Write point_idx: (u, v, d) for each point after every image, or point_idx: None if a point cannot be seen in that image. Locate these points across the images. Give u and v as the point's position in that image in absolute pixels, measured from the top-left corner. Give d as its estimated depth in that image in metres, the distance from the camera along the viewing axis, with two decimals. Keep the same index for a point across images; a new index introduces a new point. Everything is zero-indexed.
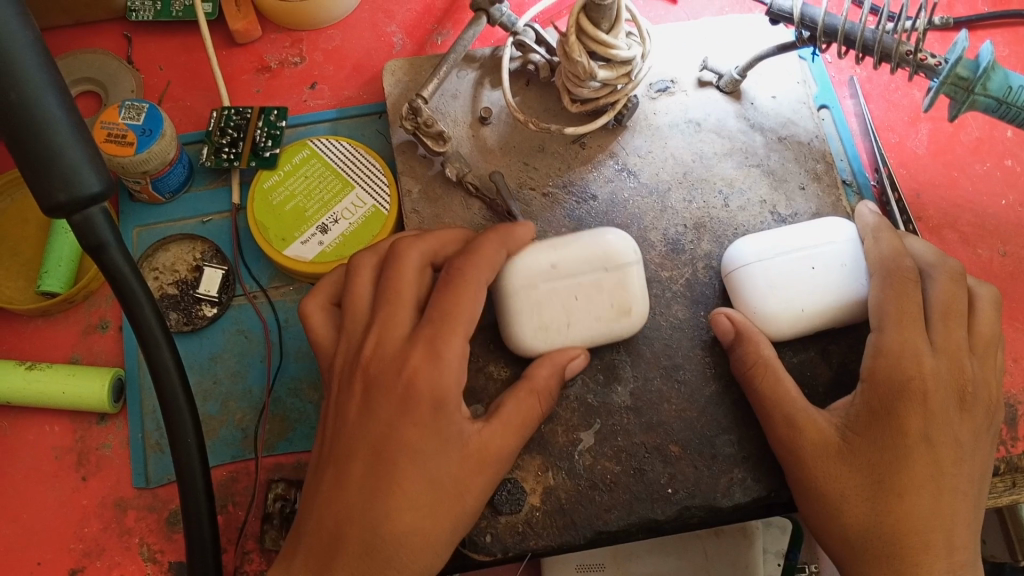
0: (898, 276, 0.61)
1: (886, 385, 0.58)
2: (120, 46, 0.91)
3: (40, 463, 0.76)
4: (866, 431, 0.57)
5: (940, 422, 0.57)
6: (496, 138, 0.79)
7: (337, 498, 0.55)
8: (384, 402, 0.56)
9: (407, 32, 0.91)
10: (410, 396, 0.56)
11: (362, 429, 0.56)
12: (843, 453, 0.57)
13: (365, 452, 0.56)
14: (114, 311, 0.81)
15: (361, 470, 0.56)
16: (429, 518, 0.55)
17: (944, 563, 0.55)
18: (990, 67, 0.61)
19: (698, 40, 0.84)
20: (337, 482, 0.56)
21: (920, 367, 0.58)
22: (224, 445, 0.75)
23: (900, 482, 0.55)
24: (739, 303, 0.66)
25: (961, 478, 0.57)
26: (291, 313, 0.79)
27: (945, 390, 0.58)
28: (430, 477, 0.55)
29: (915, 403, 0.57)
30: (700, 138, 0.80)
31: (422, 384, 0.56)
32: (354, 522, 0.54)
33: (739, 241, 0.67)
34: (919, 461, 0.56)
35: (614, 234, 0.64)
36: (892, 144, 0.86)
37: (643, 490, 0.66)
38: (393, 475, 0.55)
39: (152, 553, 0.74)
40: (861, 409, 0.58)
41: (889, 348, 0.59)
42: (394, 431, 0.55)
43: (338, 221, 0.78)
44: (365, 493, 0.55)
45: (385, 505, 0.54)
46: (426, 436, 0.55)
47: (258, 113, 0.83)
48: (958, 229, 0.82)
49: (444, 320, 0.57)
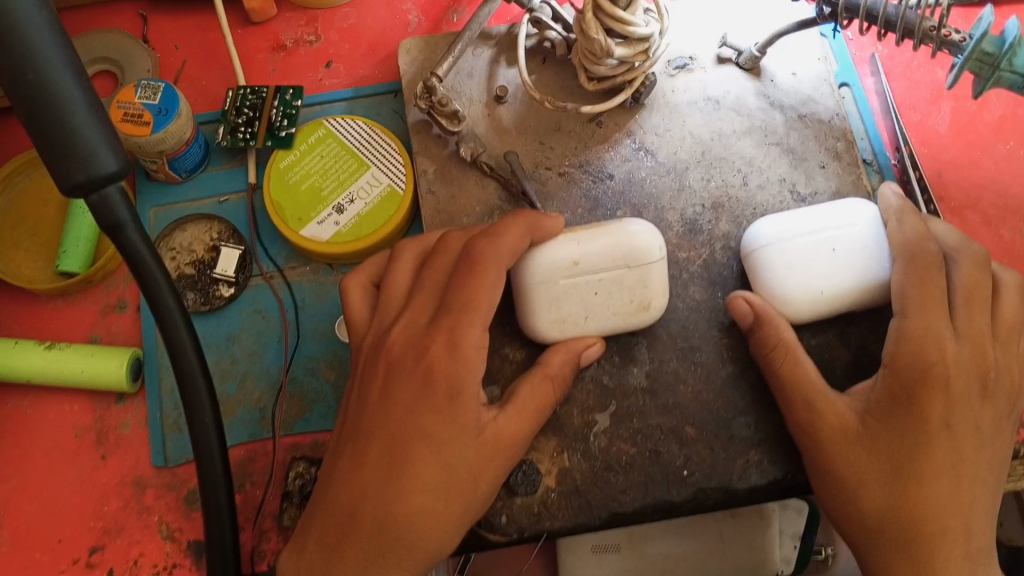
0: (922, 258, 0.60)
1: (908, 371, 0.57)
2: (136, 25, 0.91)
3: (61, 442, 0.77)
4: (887, 418, 0.57)
5: (961, 409, 0.56)
6: (512, 117, 0.79)
7: (351, 482, 0.55)
8: (403, 389, 0.57)
9: (422, 11, 0.90)
10: (428, 383, 0.56)
11: (380, 415, 0.56)
12: (863, 438, 0.56)
13: (381, 437, 0.56)
14: (131, 291, 0.81)
15: (377, 456, 0.55)
16: (444, 503, 0.55)
17: (962, 550, 0.54)
18: (1018, 43, 0.60)
19: (717, 17, 0.83)
20: (353, 467, 0.56)
21: (943, 354, 0.57)
22: (242, 424, 0.76)
23: (919, 469, 0.55)
24: (758, 284, 0.65)
25: (981, 466, 0.56)
26: (307, 293, 0.79)
27: (967, 377, 0.57)
28: (446, 463, 0.55)
29: (937, 391, 0.56)
30: (719, 116, 0.79)
31: (439, 372, 0.56)
32: (371, 506, 0.54)
33: (758, 223, 0.67)
34: (939, 448, 0.55)
35: (641, 227, 0.62)
36: (914, 122, 0.85)
37: (659, 473, 0.66)
38: (409, 461, 0.55)
39: (171, 531, 0.74)
40: (882, 395, 0.58)
41: (912, 333, 0.58)
42: (410, 417, 0.56)
43: (354, 201, 0.78)
44: (380, 478, 0.55)
45: (400, 491, 0.54)
46: (442, 424, 0.55)
47: (274, 92, 0.82)
48: (982, 209, 0.81)
49: (465, 306, 0.57)
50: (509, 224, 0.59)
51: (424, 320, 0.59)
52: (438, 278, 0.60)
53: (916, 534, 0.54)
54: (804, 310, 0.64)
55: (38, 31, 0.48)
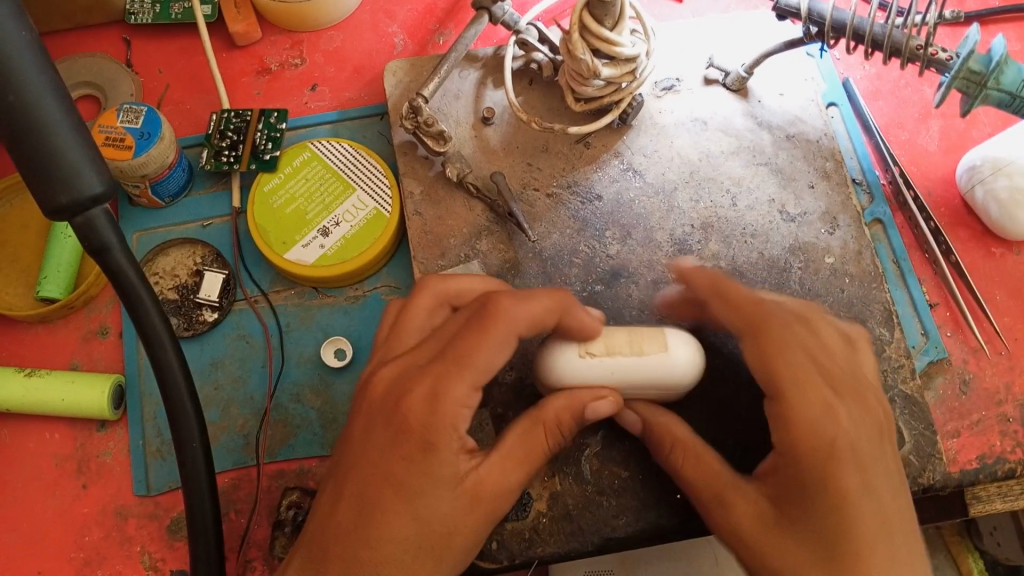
0: (758, 319, 0.57)
1: (808, 451, 0.50)
2: (119, 49, 0.90)
3: (40, 471, 0.75)
4: (796, 499, 0.50)
5: (865, 435, 0.52)
6: (499, 138, 0.78)
7: (325, 527, 0.51)
8: (380, 433, 0.51)
9: (408, 33, 0.90)
10: (402, 429, 0.50)
11: (352, 461, 0.51)
12: (770, 526, 0.50)
13: (356, 479, 0.51)
14: (114, 317, 0.80)
15: (349, 502, 0.50)
16: (415, 555, 0.50)
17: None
18: (1002, 62, 0.62)
19: (704, 38, 0.83)
20: (329, 508, 0.51)
21: (838, 425, 0.51)
22: (226, 451, 0.74)
23: (851, 542, 0.48)
24: (980, 214, 0.80)
25: (920, 549, 0.51)
26: (293, 317, 0.78)
27: (870, 431, 0.52)
28: (420, 515, 0.50)
29: (846, 461, 0.50)
30: (706, 137, 0.79)
31: (415, 419, 0.50)
32: (339, 552, 0.50)
33: (966, 162, 0.80)
34: (746, 514, 0.52)
35: (687, 358, 0.57)
36: (903, 141, 0.84)
37: (651, 496, 0.66)
38: (381, 510, 0.49)
39: (153, 561, 0.72)
40: (778, 486, 0.52)
41: (781, 390, 0.53)
42: (381, 466, 0.50)
43: (340, 223, 0.77)
44: (350, 526, 0.50)
45: (367, 538, 0.49)
46: (411, 477, 0.50)
47: (258, 115, 0.81)
48: (973, 226, 0.81)
49: (457, 361, 0.51)
50: (541, 295, 0.55)
51: (418, 361, 0.53)
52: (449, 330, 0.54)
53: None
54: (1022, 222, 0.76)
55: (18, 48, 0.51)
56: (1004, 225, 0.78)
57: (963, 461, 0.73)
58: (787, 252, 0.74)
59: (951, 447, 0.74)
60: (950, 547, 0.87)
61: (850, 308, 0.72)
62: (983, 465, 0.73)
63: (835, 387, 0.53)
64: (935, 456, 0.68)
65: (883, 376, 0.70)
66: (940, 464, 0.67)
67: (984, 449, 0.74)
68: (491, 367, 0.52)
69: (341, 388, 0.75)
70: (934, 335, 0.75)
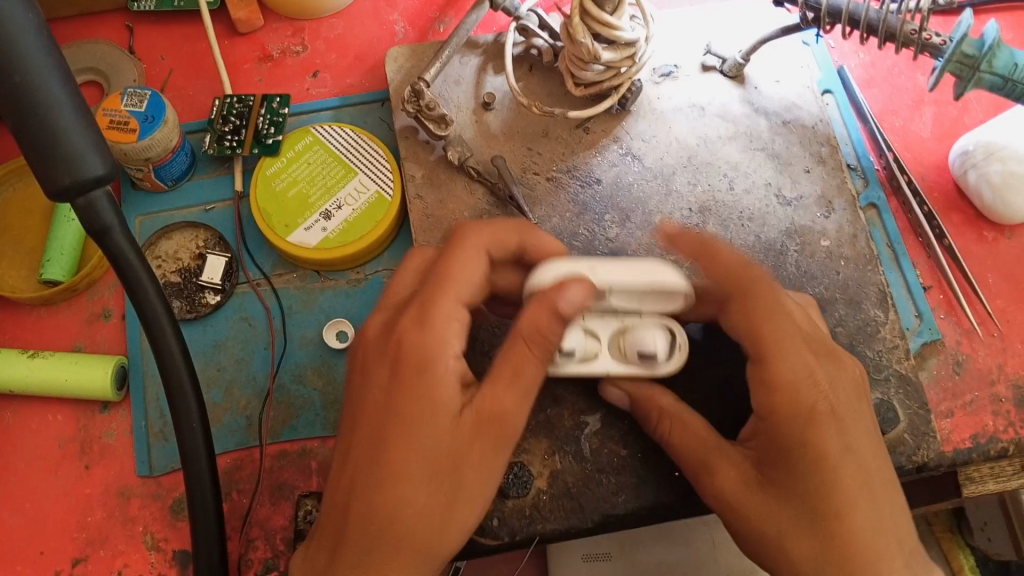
0: (742, 280, 0.58)
1: (788, 413, 0.53)
2: (122, 36, 0.90)
3: (43, 452, 0.76)
4: (779, 461, 0.53)
5: (841, 393, 0.55)
6: (500, 123, 0.79)
7: (341, 476, 0.51)
8: (379, 369, 0.52)
9: (409, 21, 0.91)
10: (397, 358, 0.52)
11: (358, 406, 0.52)
12: (755, 486, 0.54)
13: (363, 421, 0.51)
14: (117, 300, 0.80)
15: (359, 446, 0.51)
16: (428, 485, 0.50)
17: (902, 560, 0.52)
18: (995, 46, 0.64)
19: (702, 27, 0.84)
20: (343, 457, 0.52)
21: (818, 389, 0.54)
22: (228, 432, 0.75)
23: (835, 501, 0.52)
24: (969, 198, 0.82)
25: (899, 495, 0.55)
26: (294, 300, 0.78)
27: (846, 389, 0.56)
28: (425, 445, 0.50)
29: (825, 421, 0.53)
30: (704, 123, 0.80)
31: (407, 346, 0.52)
32: (355, 495, 0.50)
33: (958, 147, 0.82)
34: (732, 480, 0.55)
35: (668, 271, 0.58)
36: (897, 128, 0.85)
37: (649, 474, 0.67)
38: (386, 446, 0.50)
39: (155, 541, 0.73)
40: (761, 448, 0.55)
41: (766, 351, 0.55)
42: (385, 403, 0.51)
43: (341, 207, 0.78)
44: (360, 466, 0.50)
45: (377, 474, 0.49)
46: (413, 408, 0.50)
47: (261, 100, 0.83)
48: (965, 211, 0.82)
49: (440, 282, 0.54)
50: (505, 221, 0.60)
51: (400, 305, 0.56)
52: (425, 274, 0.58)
53: (763, 552, 0.53)
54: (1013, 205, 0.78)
55: (26, 36, 0.54)
56: (994, 210, 0.80)
57: (956, 440, 0.74)
58: (783, 235, 0.75)
59: (944, 427, 0.75)
60: (942, 543, 0.95)
61: (845, 289, 0.73)
62: (977, 444, 0.74)
63: (813, 349, 0.56)
64: (929, 434, 0.68)
65: (878, 357, 0.71)
66: (934, 442, 0.68)
67: (977, 428, 0.75)
68: (472, 281, 0.55)
69: (343, 369, 0.76)
70: (928, 318, 0.77)
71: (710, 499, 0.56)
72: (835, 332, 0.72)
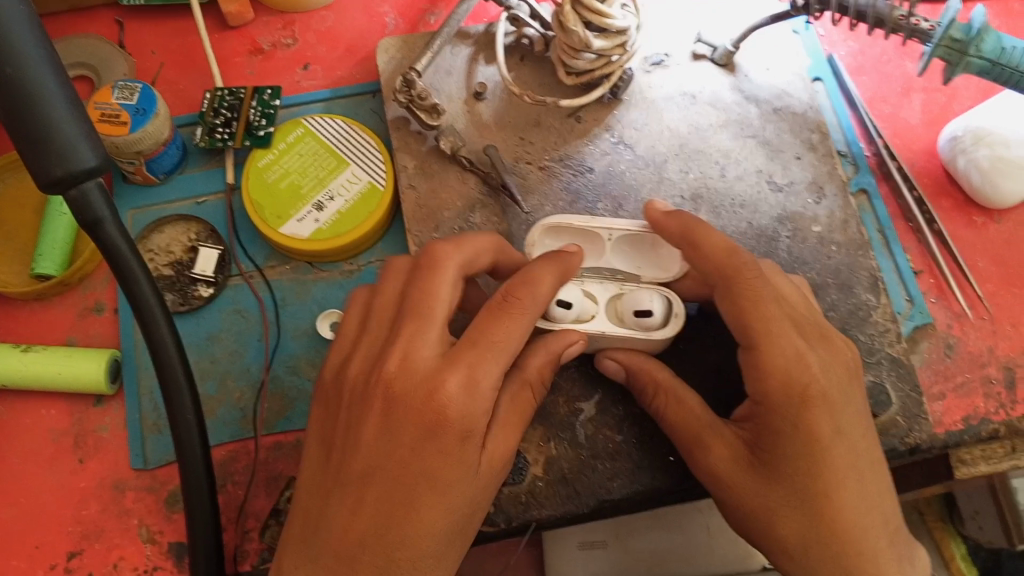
0: (728, 267, 0.56)
1: (782, 399, 0.53)
2: (113, 30, 0.90)
3: (37, 446, 0.75)
4: (770, 443, 0.54)
5: (834, 378, 0.55)
6: (492, 113, 0.79)
7: (351, 530, 0.49)
8: (408, 430, 0.49)
9: (399, 13, 0.91)
10: (436, 426, 0.49)
11: (379, 461, 0.49)
12: (746, 467, 0.55)
13: (382, 477, 0.49)
14: (110, 294, 0.80)
15: (376, 502, 0.49)
16: (444, 542, 0.51)
17: (886, 539, 0.54)
18: (983, 30, 0.65)
19: (692, 16, 0.85)
20: (350, 512, 0.50)
21: (809, 370, 0.54)
22: (223, 424, 0.74)
23: (824, 480, 0.53)
24: (959, 182, 0.82)
25: (885, 475, 0.56)
26: (288, 292, 0.78)
27: (837, 373, 0.55)
28: (451, 506, 0.50)
29: (818, 405, 0.53)
30: (696, 111, 0.80)
31: (450, 413, 0.49)
32: (370, 553, 0.49)
33: (947, 133, 0.82)
34: (724, 456, 0.56)
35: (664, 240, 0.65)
36: (887, 115, 0.86)
37: (645, 459, 0.67)
38: (413, 507, 0.49)
39: (150, 534, 0.72)
40: (754, 431, 0.55)
41: (756, 340, 0.55)
42: (415, 464, 0.49)
43: (334, 198, 0.78)
44: (380, 523, 0.49)
45: (402, 536, 0.49)
46: (447, 474, 0.49)
47: (252, 92, 0.82)
48: (954, 196, 0.83)
49: (485, 344, 0.50)
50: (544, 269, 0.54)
51: (422, 351, 0.51)
52: (443, 311, 0.52)
53: (753, 526, 0.55)
54: (1003, 187, 0.79)
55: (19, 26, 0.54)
56: (983, 194, 0.80)
57: (948, 422, 0.75)
58: (775, 222, 0.75)
59: (936, 409, 0.75)
60: (934, 532, 0.97)
61: (837, 275, 0.74)
62: (968, 426, 0.75)
63: (802, 332, 0.56)
64: (921, 416, 0.69)
65: (870, 341, 0.71)
66: (926, 424, 0.69)
67: (969, 410, 0.75)
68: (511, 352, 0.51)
69: None
70: (919, 302, 0.78)
71: (703, 473, 0.57)
72: (828, 316, 0.72)
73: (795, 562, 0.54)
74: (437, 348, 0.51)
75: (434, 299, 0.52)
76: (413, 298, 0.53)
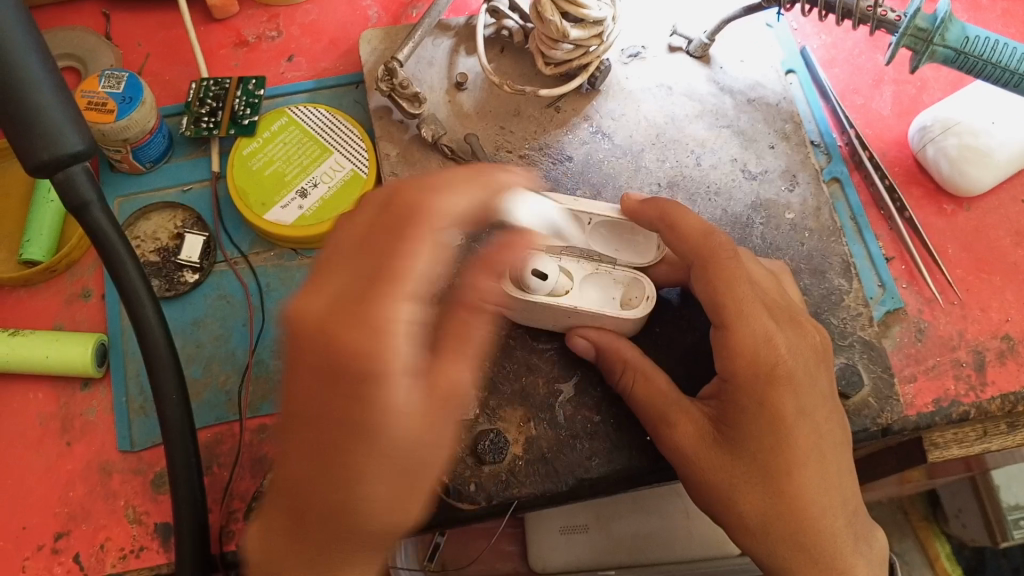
0: (703, 252, 0.58)
1: (749, 375, 0.55)
2: (99, 23, 0.91)
3: (24, 430, 0.76)
4: (736, 421, 0.55)
5: (801, 359, 0.57)
6: (472, 103, 0.81)
7: (284, 480, 0.42)
8: (309, 375, 0.41)
9: (382, 6, 0.93)
10: (337, 364, 0.40)
11: (294, 406, 0.42)
12: (713, 444, 0.56)
13: (298, 424, 0.42)
14: (96, 280, 0.81)
15: (298, 452, 0.42)
16: (403, 489, 0.42)
17: (844, 520, 0.56)
18: (947, 20, 0.67)
19: (668, 8, 0.87)
20: (285, 461, 0.42)
21: (777, 350, 0.56)
22: (209, 407, 0.76)
23: (787, 459, 0.54)
24: (929, 171, 0.84)
25: (847, 456, 0.57)
26: (272, 278, 0.80)
27: (805, 355, 0.57)
28: (393, 452, 0.41)
29: (784, 384, 0.55)
30: (671, 101, 0.82)
31: (346, 350, 0.40)
32: (308, 502, 0.42)
33: (915, 124, 0.85)
34: (688, 433, 0.56)
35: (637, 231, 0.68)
36: (858, 106, 0.88)
37: (622, 439, 0.68)
38: (338, 456, 0.41)
39: (137, 515, 0.73)
40: (720, 408, 0.57)
41: (727, 320, 0.56)
42: (323, 406, 0.41)
43: (317, 185, 0.79)
44: (308, 472, 0.41)
45: (332, 480, 0.41)
46: (366, 419, 0.40)
47: (236, 83, 0.84)
48: (925, 185, 0.85)
49: (392, 274, 0.43)
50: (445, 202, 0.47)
51: (334, 283, 0.44)
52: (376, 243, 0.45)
53: (717, 503, 0.55)
54: (972, 175, 0.81)
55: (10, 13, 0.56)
56: (951, 182, 0.82)
57: (920, 404, 0.77)
58: (749, 209, 0.77)
59: (907, 391, 0.77)
60: (919, 531, 1.14)
61: (810, 260, 0.75)
62: (939, 408, 0.76)
63: (773, 315, 0.58)
64: (893, 397, 0.70)
65: (843, 324, 0.73)
66: (897, 405, 0.70)
67: (939, 392, 0.77)
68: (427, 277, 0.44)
69: None
70: (891, 287, 0.79)
71: (668, 450, 0.57)
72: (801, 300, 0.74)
73: (754, 538, 0.55)
74: (354, 277, 0.44)
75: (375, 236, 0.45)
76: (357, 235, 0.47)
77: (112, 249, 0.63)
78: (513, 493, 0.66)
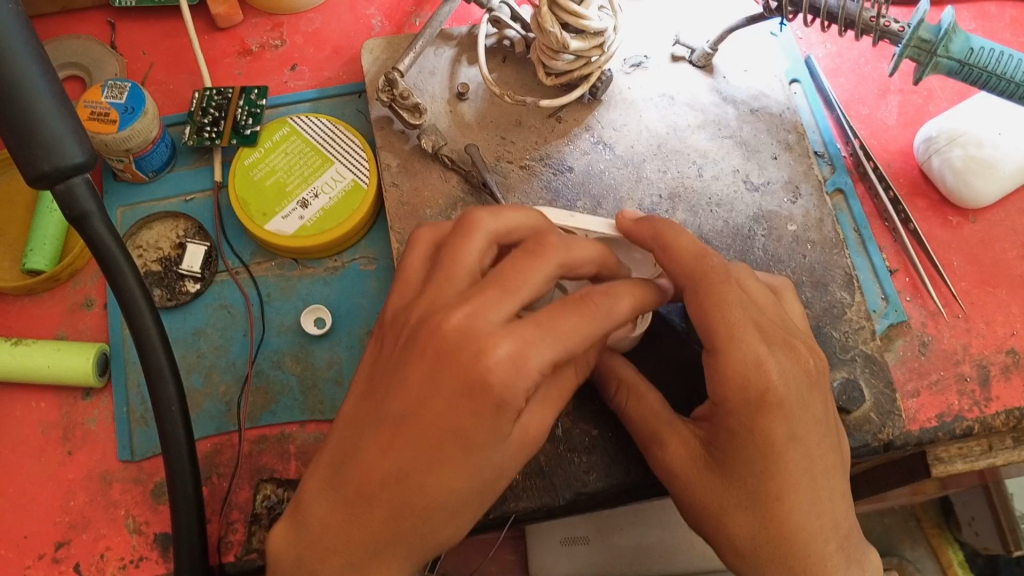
0: (695, 275, 0.57)
1: (739, 401, 0.54)
2: (105, 31, 0.92)
3: (26, 438, 0.77)
4: (727, 443, 0.55)
5: (793, 384, 0.55)
6: (474, 113, 0.81)
7: (368, 466, 0.47)
8: (450, 385, 0.45)
9: (385, 15, 0.93)
10: (475, 389, 0.44)
11: (414, 405, 0.46)
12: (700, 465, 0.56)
13: (413, 425, 0.46)
14: (99, 289, 0.82)
15: (402, 447, 0.46)
16: (466, 500, 0.48)
17: (835, 543, 0.56)
18: (951, 31, 0.66)
19: (671, 17, 0.86)
20: (378, 450, 0.46)
21: (768, 377, 0.54)
22: (208, 417, 0.76)
23: (777, 483, 0.54)
24: (934, 180, 0.83)
25: (841, 479, 0.57)
26: (273, 288, 0.80)
27: (798, 379, 0.55)
28: (478, 468, 0.47)
29: (774, 411, 0.54)
30: (673, 111, 0.81)
31: (493, 384, 0.44)
32: (391, 494, 0.46)
33: (921, 133, 0.84)
34: (681, 454, 0.58)
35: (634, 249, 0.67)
36: (863, 116, 0.87)
37: (619, 453, 0.68)
38: (436, 464, 0.46)
39: (136, 524, 0.74)
40: (712, 431, 0.56)
41: (720, 343, 0.55)
42: (441, 416, 0.45)
43: (318, 195, 0.79)
44: (403, 468, 0.46)
45: (420, 482, 0.46)
46: (477, 438, 0.45)
47: (239, 93, 0.84)
48: (930, 197, 0.84)
49: (543, 325, 0.45)
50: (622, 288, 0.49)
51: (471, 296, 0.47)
52: (526, 292, 0.47)
53: (703, 523, 0.57)
54: (977, 185, 0.80)
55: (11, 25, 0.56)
56: (958, 192, 0.81)
57: (922, 419, 0.75)
58: (750, 221, 0.77)
59: (910, 406, 0.76)
60: (931, 538, 1.14)
61: (811, 272, 0.75)
62: (943, 423, 0.75)
63: (766, 337, 0.56)
64: (894, 412, 0.70)
65: (844, 338, 0.72)
66: (898, 420, 0.69)
67: (943, 407, 0.76)
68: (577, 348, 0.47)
69: (321, 355, 0.77)
70: (894, 300, 0.78)
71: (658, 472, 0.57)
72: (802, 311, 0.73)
73: (745, 560, 0.56)
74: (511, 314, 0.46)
75: (522, 276, 0.47)
76: (500, 270, 0.48)
77: (114, 260, 0.63)
78: (507, 506, 0.66)
